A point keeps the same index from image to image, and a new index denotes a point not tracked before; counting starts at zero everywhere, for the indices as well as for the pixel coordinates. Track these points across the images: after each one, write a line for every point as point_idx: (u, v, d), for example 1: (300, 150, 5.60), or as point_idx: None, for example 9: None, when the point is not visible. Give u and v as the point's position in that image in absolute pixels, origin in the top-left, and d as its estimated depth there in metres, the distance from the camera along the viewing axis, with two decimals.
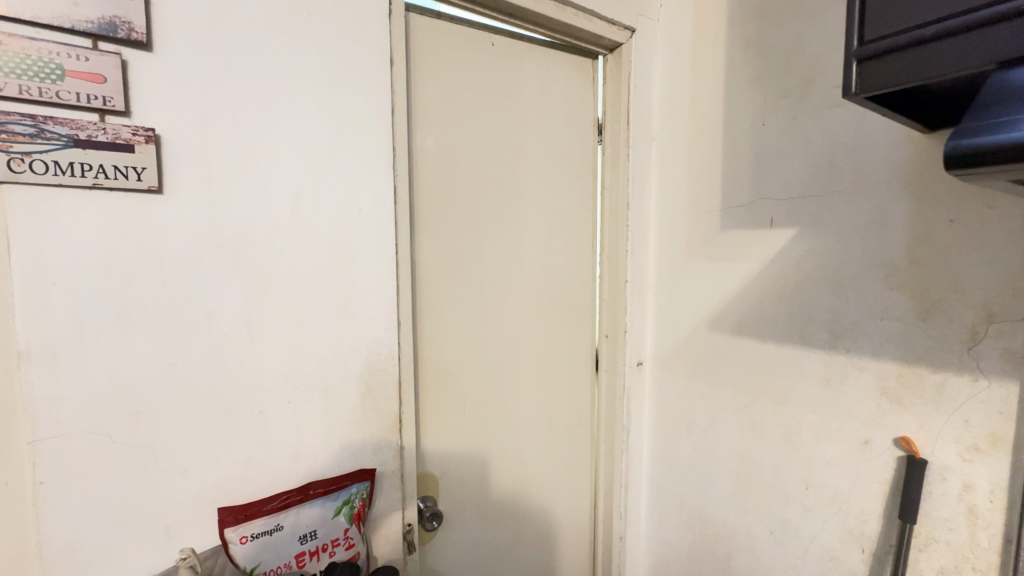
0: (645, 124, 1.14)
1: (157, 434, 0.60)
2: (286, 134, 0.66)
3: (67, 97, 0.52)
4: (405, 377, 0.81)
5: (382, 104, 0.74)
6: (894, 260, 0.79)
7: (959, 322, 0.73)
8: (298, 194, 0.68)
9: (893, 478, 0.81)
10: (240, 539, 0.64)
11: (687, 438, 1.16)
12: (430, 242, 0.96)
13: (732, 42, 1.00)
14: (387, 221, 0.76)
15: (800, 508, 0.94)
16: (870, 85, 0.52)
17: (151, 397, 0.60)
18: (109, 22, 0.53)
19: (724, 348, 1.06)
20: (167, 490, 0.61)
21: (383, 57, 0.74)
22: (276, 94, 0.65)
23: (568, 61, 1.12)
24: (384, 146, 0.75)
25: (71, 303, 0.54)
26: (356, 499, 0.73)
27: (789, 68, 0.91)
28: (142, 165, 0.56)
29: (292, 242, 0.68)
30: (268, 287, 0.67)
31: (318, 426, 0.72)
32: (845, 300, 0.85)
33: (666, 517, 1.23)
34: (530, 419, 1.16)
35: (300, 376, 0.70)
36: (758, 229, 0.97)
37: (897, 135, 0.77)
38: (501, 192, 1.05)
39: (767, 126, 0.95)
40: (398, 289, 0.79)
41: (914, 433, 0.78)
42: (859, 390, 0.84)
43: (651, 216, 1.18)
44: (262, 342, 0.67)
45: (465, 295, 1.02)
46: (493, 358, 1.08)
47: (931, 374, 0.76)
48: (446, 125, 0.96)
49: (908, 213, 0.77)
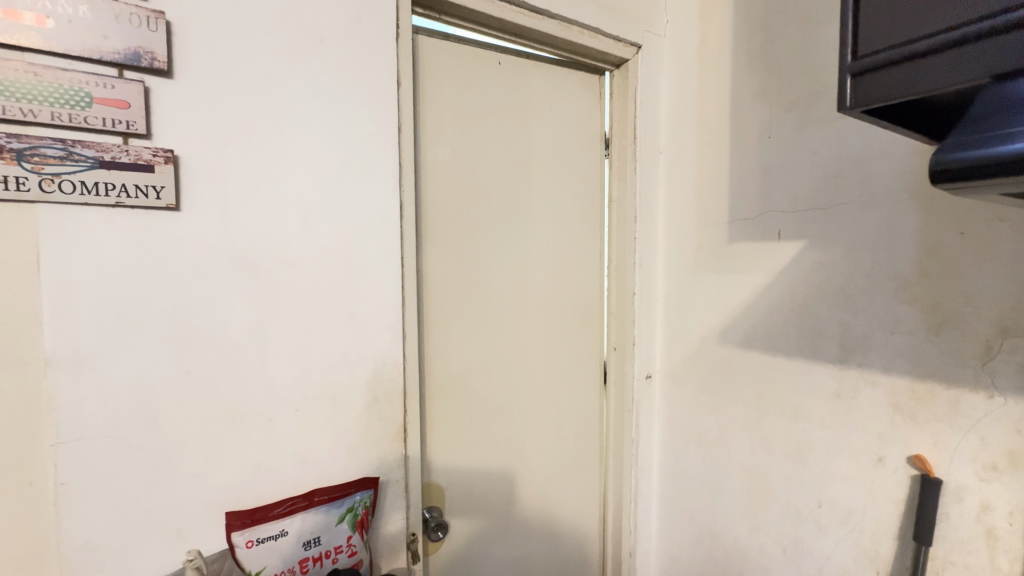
0: (652, 138, 1.15)
1: (170, 440, 0.63)
2: (296, 153, 0.69)
3: (94, 122, 0.55)
4: (410, 387, 0.82)
5: (390, 121, 0.77)
6: (904, 272, 0.77)
7: (972, 337, 0.71)
8: (307, 210, 0.71)
9: (908, 497, 0.78)
10: (246, 543, 0.65)
11: (697, 453, 1.14)
12: (436, 254, 0.98)
13: (738, 57, 1.01)
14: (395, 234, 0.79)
15: (812, 527, 0.92)
16: (865, 98, 0.52)
17: (168, 403, 0.63)
18: (133, 52, 0.57)
19: (734, 361, 1.05)
20: (180, 494, 0.64)
21: (391, 77, 0.77)
22: (289, 114, 0.69)
23: (574, 77, 1.14)
24: (390, 162, 0.77)
25: (92, 312, 0.58)
26: (359, 506, 0.74)
27: (794, 82, 0.91)
28: (161, 184, 0.60)
29: (301, 254, 0.71)
30: (276, 299, 0.69)
31: (325, 435, 0.74)
32: (854, 313, 0.84)
33: (676, 534, 1.21)
34: (537, 430, 1.16)
35: (308, 385, 0.73)
36: (766, 242, 0.96)
37: (903, 147, 0.76)
38: (507, 205, 1.07)
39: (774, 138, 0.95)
40: (404, 301, 0.81)
41: (928, 450, 0.76)
42: (871, 405, 0.82)
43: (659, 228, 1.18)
44: (271, 352, 0.69)
45: (471, 305, 1.03)
46: (499, 369, 1.08)
47: (943, 389, 0.74)
48: (451, 141, 0.98)
49: (917, 225, 0.75)
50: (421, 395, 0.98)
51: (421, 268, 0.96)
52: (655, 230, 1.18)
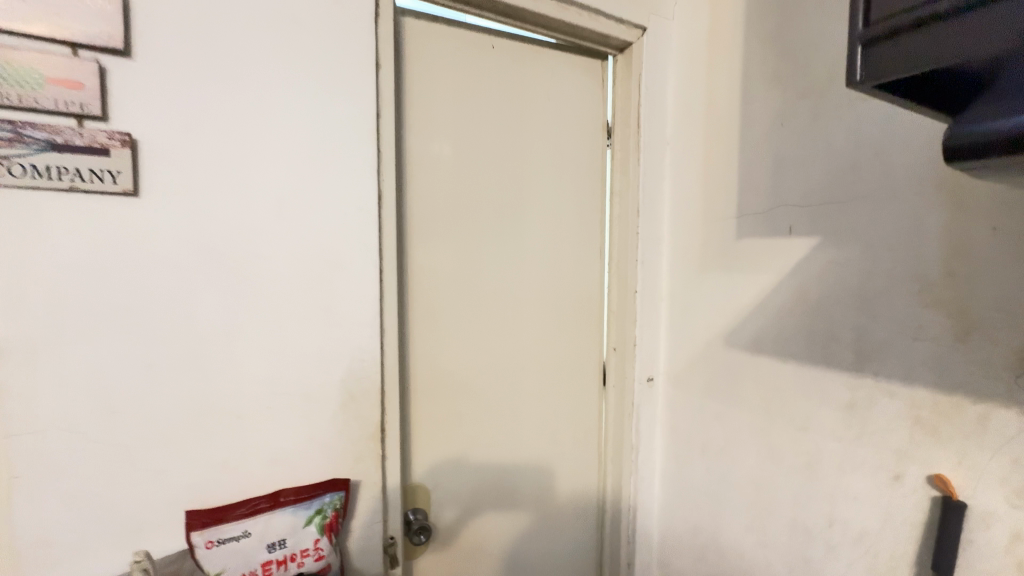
0: (656, 127, 1.08)
1: (129, 434, 0.61)
2: (266, 138, 0.66)
3: (45, 103, 0.53)
4: (388, 385, 0.79)
5: (368, 106, 0.73)
6: (927, 273, 0.69)
7: (1005, 346, 0.63)
8: (278, 200, 0.68)
9: (928, 520, 0.71)
10: (206, 544, 0.63)
11: (701, 462, 1.08)
12: (423, 249, 0.94)
13: (750, 39, 0.93)
14: (374, 226, 0.75)
15: (822, 547, 0.85)
16: (878, 70, 0.45)
17: (127, 397, 0.60)
18: (89, 31, 0.55)
19: (741, 365, 0.98)
20: (139, 490, 0.62)
21: (368, 60, 0.73)
22: (257, 99, 0.65)
23: (574, 62, 1.08)
24: (368, 150, 0.74)
25: (46, 301, 0.56)
26: (329, 509, 0.71)
27: (810, 64, 0.83)
28: (117, 169, 0.57)
29: (272, 245, 0.68)
30: (245, 290, 0.66)
31: (296, 433, 0.71)
32: (870, 316, 0.76)
33: (678, 546, 1.14)
34: (531, 433, 1.11)
35: (279, 381, 0.70)
36: (776, 238, 0.89)
37: (929, 132, 0.68)
38: (501, 198, 1.02)
39: (787, 124, 0.87)
40: (382, 295, 0.77)
41: (951, 471, 0.68)
42: (888, 418, 0.75)
43: (663, 223, 1.12)
44: (238, 346, 0.67)
45: (462, 300, 0.99)
46: (492, 369, 1.04)
47: (971, 404, 0.66)
48: (439, 132, 0.94)
49: (944, 220, 0.68)
50: (406, 394, 0.95)
51: (405, 263, 0.92)
52: (659, 224, 1.12)
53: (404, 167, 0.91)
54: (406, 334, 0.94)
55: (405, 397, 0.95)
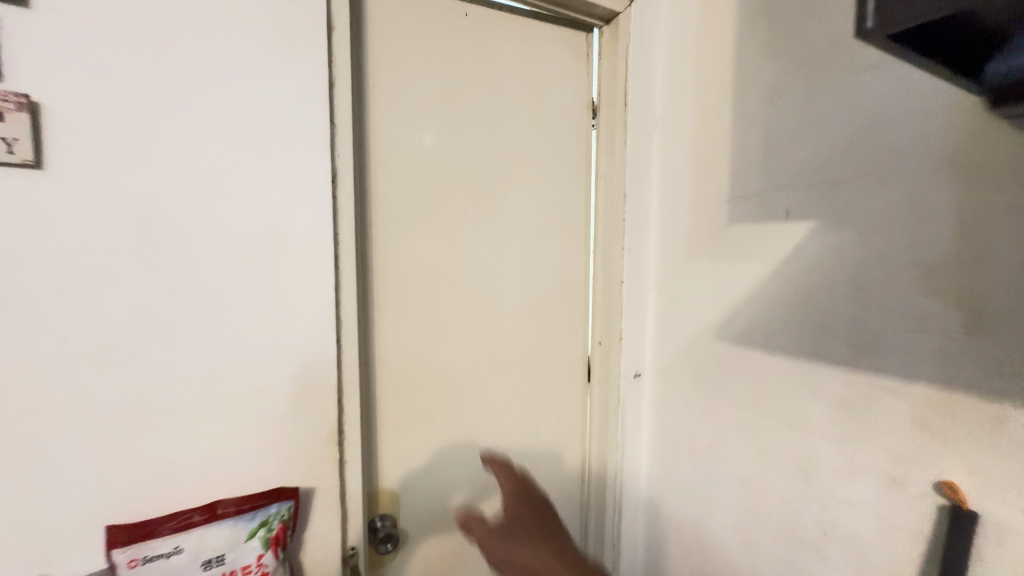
0: (641, 105, 1.01)
1: (38, 439, 0.54)
2: (196, 105, 0.59)
3: None
4: (341, 382, 0.72)
5: (314, 71, 0.65)
6: (932, 259, 0.62)
7: (1016, 340, 0.56)
8: (212, 174, 0.60)
9: (931, 531, 0.65)
10: (130, 562, 0.58)
11: (688, 462, 1.01)
12: (386, 235, 0.87)
13: (743, 5, 0.85)
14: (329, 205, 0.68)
15: (813, 555, 0.79)
16: (891, 16, 0.37)
17: (31, 398, 0.53)
18: None
19: (729, 361, 0.92)
20: (53, 502, 0.55)
21: (311, 18, 0.65)
22: (188, 60, 0.58)
23: (557, 34, 1.01)
24: (319, 120, 0.66)
25: None
26: (275, 520, 0.65)
27: (808, 30, 0.76)
28: (13, 136, 0.50)
29: (206, 226, 0.60)
30: (174, 278, 0.59)
31: (239, 437, 0.64)
32: (868, 306, 0.70)
33: (662, 550, 1.09)
34: (507, 431, 1.04)
35: (218, 380, 0.63)
36: (769, 222, 0.82)
37: (937, 101, 0.61)
38: (474, 178, 0.95)
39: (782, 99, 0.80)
40: (336, 283, 0.69)
41: (958, 477, 0.62)
42: (887, 418, 0.68)
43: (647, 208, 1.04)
44: (168, 340, 0.59)
45: (430, 288, 0.92)
46: (465, 363, 0.97)
47: (980, 404, 0.59)
48: (404, 108, 0.87)
49: (951, 199, 0.60)
50: (370, 392, 0.88)
51: (367, 250, 0.85)
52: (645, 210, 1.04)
53: (362, 145, 0.84)
54: (369, 327, 0.87)
55: (368, 395, 0.88)
